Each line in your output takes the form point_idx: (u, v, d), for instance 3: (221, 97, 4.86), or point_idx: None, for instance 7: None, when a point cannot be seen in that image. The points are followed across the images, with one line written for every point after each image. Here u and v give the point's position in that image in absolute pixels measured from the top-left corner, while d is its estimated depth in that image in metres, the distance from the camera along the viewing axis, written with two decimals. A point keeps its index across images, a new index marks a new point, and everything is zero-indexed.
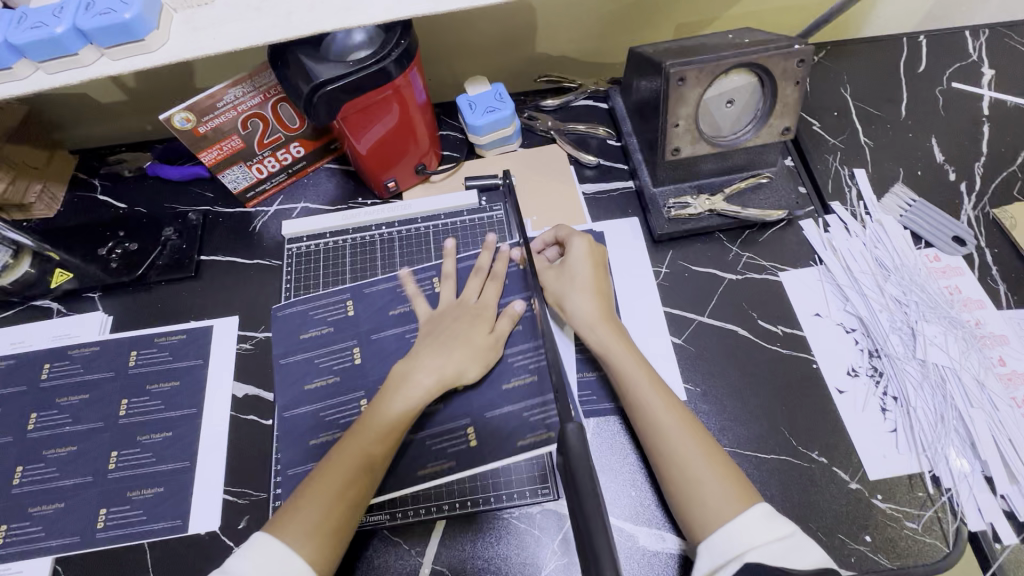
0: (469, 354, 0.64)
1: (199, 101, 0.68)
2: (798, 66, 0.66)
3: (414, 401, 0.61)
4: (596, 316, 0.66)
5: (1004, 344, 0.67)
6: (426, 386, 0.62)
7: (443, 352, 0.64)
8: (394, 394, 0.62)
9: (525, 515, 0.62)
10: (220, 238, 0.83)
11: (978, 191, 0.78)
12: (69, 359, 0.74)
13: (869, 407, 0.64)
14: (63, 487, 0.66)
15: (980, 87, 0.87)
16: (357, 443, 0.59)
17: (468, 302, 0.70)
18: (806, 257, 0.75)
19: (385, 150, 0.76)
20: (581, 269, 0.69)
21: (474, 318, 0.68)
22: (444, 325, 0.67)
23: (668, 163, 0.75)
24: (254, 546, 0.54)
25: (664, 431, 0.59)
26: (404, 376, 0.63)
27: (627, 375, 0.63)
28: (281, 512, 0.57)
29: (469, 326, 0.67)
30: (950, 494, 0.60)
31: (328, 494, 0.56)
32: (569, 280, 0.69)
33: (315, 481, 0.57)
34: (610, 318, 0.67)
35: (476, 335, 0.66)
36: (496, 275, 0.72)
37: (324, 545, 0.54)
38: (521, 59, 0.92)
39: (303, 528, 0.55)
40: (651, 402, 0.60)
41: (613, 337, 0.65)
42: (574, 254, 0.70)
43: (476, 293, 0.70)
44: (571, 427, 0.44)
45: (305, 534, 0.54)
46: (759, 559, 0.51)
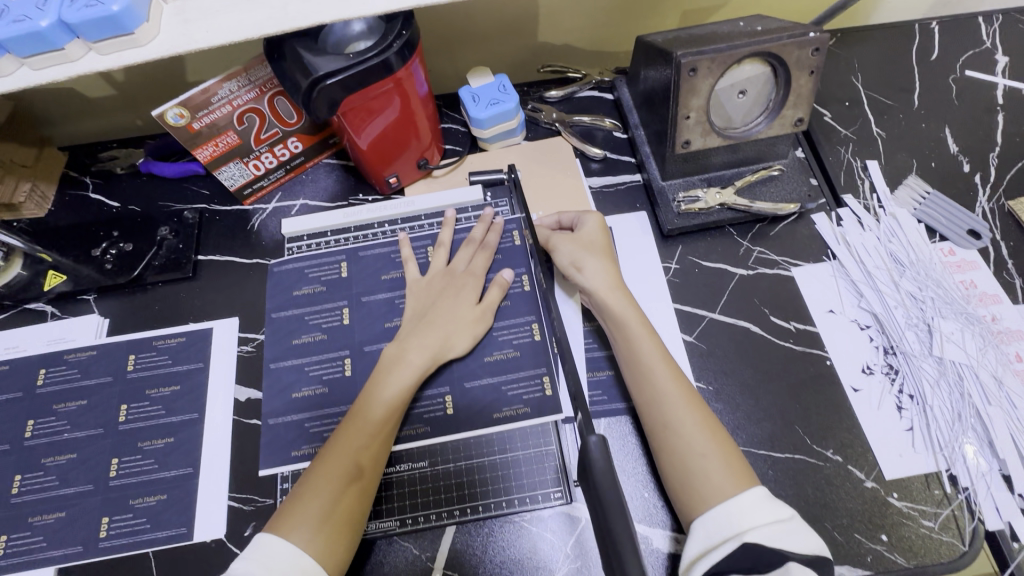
0: (457, 328, 0.66)
1: (193, 96, 0.66)
2: (813, 55, 0.64)
3: (406, 380, 0.62)
4: (612, 284, 0.66)
5: (1020, 340, 0.66)
6: (416, 364, 0.63)
7: (432, 331, 0.65)
8: (387, 378, 0.62)
9: (538, 519, 0.61)
10: (217, 236, 0.80)
11: (993, 183, 0.77)
12: (65, 364, 0.72)
13: (884, 405, 0.63)
14: (63, 496, 0.64)
15: (994, 75, 0.85)
16: (354, 427, 0.59)
17: (455, 272, 0.70)
18: (819, 252, 0.73)
19: (387, 144, 0.74)
20: (598, 237, 0.70)
21: (462, 284, 0.69)
22: (434, 298, 0.68)
23: (678, 156, 0.73)
24: (257, 548, 0.53)
25: (672, 406, 0.58)
26: (396, 358, 0.64)
27: (641, 348, 0.62)
28: (282, 510, 0.56)
29: (457, 298, 0.68)
30: (967, 493, 0.59)
31: (330, 487, 0.56)
32: (585, 246, 0.69)
33: (316, 473, 0.57)
34: (625, 288, 0.66)
35: (463, 308, 0.67)
36: (486, 247, 0.72)
37: (332, 541, 0.54)
38: (524, 49, 0.90)
39: (309, 524, 0.54)
40: (662, 375, 0.60)
41: (630, 305, 0.65)
42: (587, 227, 0.71)
43: (464, 264, 0.71)
44: (593, 439, 0.42)
45: (311, 528, 0.54)
46: (756, 540, 0.50)
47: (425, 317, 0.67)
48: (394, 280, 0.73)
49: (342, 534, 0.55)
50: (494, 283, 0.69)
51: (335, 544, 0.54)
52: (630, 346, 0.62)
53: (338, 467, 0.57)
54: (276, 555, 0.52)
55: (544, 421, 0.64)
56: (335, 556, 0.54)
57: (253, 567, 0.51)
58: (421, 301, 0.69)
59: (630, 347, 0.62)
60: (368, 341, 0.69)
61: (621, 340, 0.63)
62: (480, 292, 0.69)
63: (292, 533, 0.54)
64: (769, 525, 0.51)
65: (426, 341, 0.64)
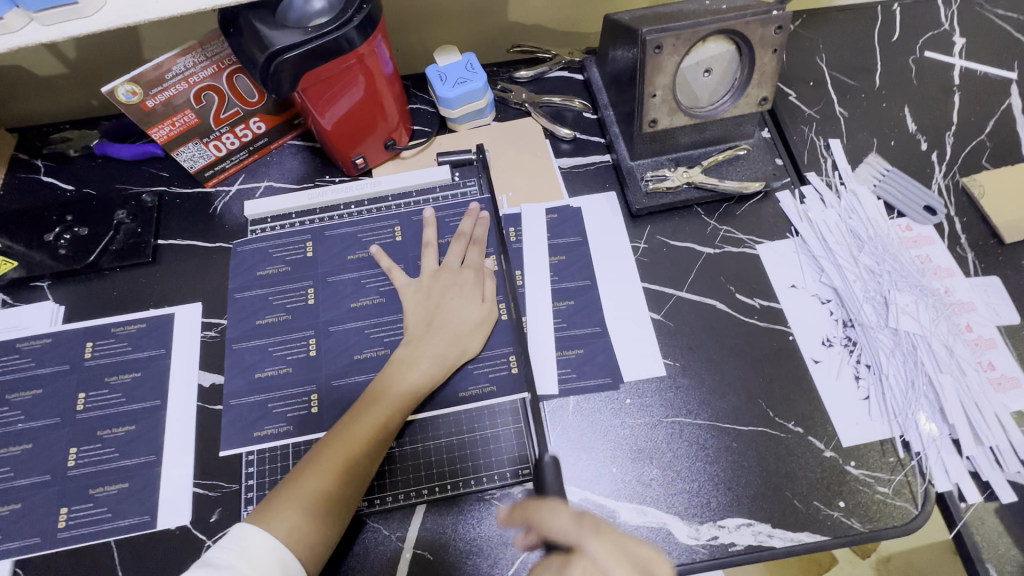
0: (466, 331, 0.66)
1: (145, 72, 0.63)
2: (776, 33, 0.64)
3: (414, 383, 0.62)
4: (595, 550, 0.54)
5: (971, 311, 0.68)
6: (426, 372, 0.63)
7: (447, 329, 0.65)
8: (401, 372, 0.62)
9: (507, 496, 0.61)
10: (178, 220, 0.78)
11: (949, 161, 0.79)
12: (19, 353, 0.69)
13: (843, 376, 0.65)
14: (19, 488, 0.62)
15: (952, 56, 0.88)
16: (360, 426, 0.59)
17: (452, 268, 0.69)
18: (783, 230, 0.74)
19: (353, 123, 0.72)
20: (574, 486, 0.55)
21: (463, 281, 0.68)
22: (436, 301, 0.67)
23: (646, 135, 0.73)
24: (237, 538, 0.53)
25: None
26: (406, 361, 0.63)
27: None
28: (269, 497, 0.56)
29: (462, 298, 0.67)
30: (919, 458, 0.61)
31: (321, 474, 0.56)
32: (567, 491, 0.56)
33: (314, 458, 0.58)
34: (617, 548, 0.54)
35: (469, 307, 0.67)
36: (476, 241, 0.72)
37: (311, 532, 0.54)
38: (493, 28, 0.88)
39: (293, 512, 0.54)
40: None
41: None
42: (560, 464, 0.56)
43: (458, 259, 0.70)
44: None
45: (292, 520, 0.54)
46: None
47: (432, 323, 0.66)
48: (360, 262, 0.72)
49: (323, 520, 0.55)
50: (486, 275, 0.70)
51: (314, 533, 0.54)
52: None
53: (335, 458, 0.57)
54: (259, 549, 0.52)
55: (514, 400, 0.65)
56: (318, 547, 0.54)
57: (235, 558, 0.51)
58: (424, 306, 0.67)
59: None
60: (334, 320, 0.69)
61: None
62: (481, 287, 0.69)
63: (275, 521, 0.54)
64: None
65: (435, 347, 0.64)
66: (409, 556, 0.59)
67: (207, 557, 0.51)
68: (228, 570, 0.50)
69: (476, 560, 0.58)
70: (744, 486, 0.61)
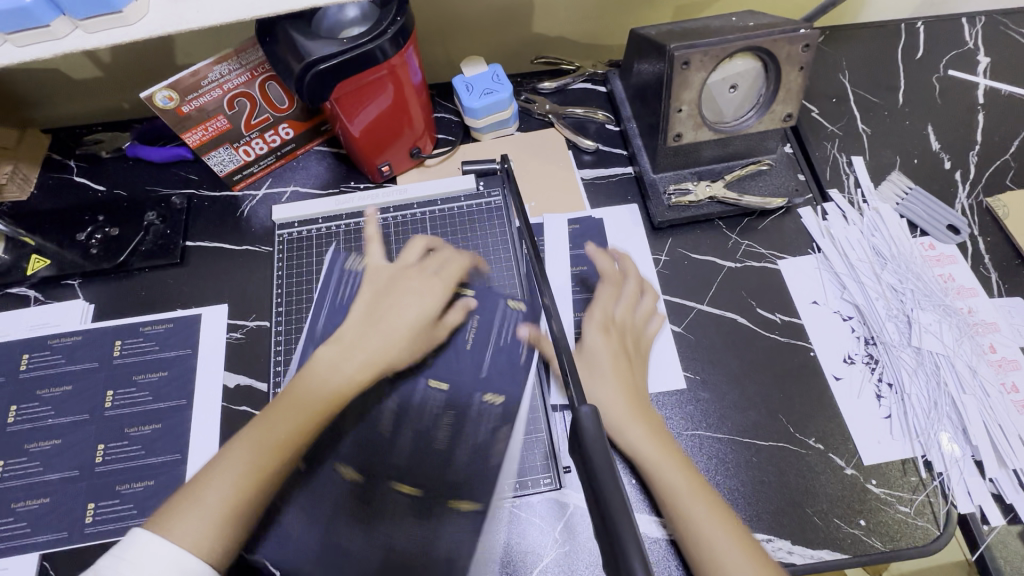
0: (401, 334, 0.66)
1: (183, 78, 0.65)
2: (803, 51, 0.65)
3: (340, 380, 0.61)
4: (626, 411, 0.59)
5: (995, 332, 0.68)
6: (354, 373, 0.62)
7: (386, 328, 0.65)
8: (330, 363, 0.62)
9: (527, 504, 0.62)
10: (206, 223, 0.80)
11: (973, 180, 0.79)
12: (49, 349, 0.71)
13: (864, 394, 0.65)
14: (47, 482, 0.63)
15: (976, 75, 0.88)
16: (286, 416, 0.57)
17: (412, 269, 0.70)
18: (805, 245, 0.75)
19: (381, 131, 0.74)
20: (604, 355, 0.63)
21: (419, 286, 0.69)
22: (385, 298, 0.67)
23: (670, 150, 0.74)
24: (131, 546, 0.46)
25: (684, 508, 0.53)
26: (330, 364, 0.62)
27: (664, 474, 0.56)
28: (170, 503, 0.50)
29: (408, 303, 0.67)
30: (941, 478, 0.61)
31: (240, 468, 0.53)
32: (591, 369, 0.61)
33: (234, 455, 0.54)
34: (643, 415, 0.60)
35: (416, 311, 0.67)
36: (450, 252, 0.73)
37: (219, 531, 0.49)
38: (519, 39, 0.90)
39: (202, 512, 0.49)
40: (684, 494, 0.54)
41: (646, 440, 0.58)
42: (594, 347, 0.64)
43: (429, 266, 0.71)
44: (585, 411, 0.37)
45: (200, 519, 0.49)
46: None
47: (376, 316, 0.66)
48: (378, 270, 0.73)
49: (234, 519, 0.50)
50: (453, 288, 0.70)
51: (223, 533, 0.49)
52: (708, 552, 0.50)
53: (257, 452, 0.54)
54: (157, 551, 0.46)
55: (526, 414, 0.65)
56: (226, 548, 0.49)
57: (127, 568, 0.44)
58: (372, 300, 0.67)
59: (650, 471, 0.56)
60: None
61: (694, 552, 0.52)
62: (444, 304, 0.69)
63: (178, 524, 0.48)
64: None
65: (365, 345, 0.64)
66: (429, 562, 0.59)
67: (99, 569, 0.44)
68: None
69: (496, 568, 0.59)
70: (763, 502, 0.61)
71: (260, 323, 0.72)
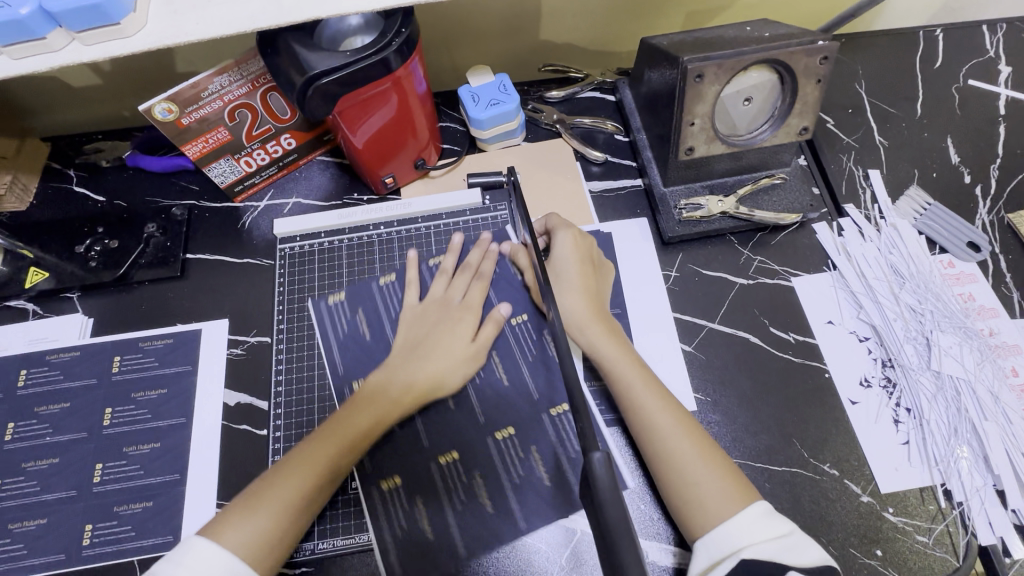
0: (448, 367, 0.63)
1: (182, 91, 0.63)
2: (821, 63, 0.63)
3: (382, 407, 0.60)
4: (588, 315, 0.64)
5: (1017, 354, 0.65)
6: (395, 398, 0.61)
7: (428, 360, 0.63)
8: (370, 396, 0.61)
9: (532, 530, 0.59)
10: (207, 235, 0.78)
11: (993, 195, 0.76)
12: (48, 365, 0.69)
13: (882, 419, 0.63)
14: (44, 502, 0.62)
15: (997, 85, 0.85)
16: (328, 446, 0.57)
17: (452, 303, 0.68)
18: (819, 262, 0.73)
19: (384, 142, 0.72)
20: (569, 263, 0.67)
21: (458, 317, 0.67)
22: (429, 330, 0.66)
23: (681, 163, 0.72)
24: (187, 550, 0.50)
25: (652, 425, 0.58)
26: (375, 390, 0.62)
27: (625, 379, 0.61)
28: (223, 513, 0.54)
29: (453, 333, 0.66)
30: (961, 508, 0.59)
31: (288, 492, 0.55)
32: (556, 278, 0.66)
33: (281, 475, 0.56)
34: (601, 316, 0.64)
35: (458, 344, 0.65)
36: (481, 275, 0.70)
37: (269, 544, 0.53)
38: (526, 46, 0.88)
39: (253, 525, 0.52)
40: (649, 406, 0.59)
41: (607, 339, 0.63)
42: (558, 251, 0.68)
43: (460, 294, 0.69)
44: (596, 455, 0.35)
45: (254, 536, 0.52)
46: (755, 556, 0.50)
47: (418, 348, 0.65)
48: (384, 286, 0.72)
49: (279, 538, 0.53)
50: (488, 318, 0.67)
51: (270, 552, 0.52)
52: (661, 447, 0.57)
53: (302, 477, 0.56)
54: (209, 558, 0.50)
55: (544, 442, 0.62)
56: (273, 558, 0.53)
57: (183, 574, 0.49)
58: (416, 330, 0.67)
59: (615, 379, 0.61)
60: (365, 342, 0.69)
61: (647, 446, 0.58)
62: (477, 327, 0.67)
63: (229, 534, 0.52)
64: (767, 542, 0.51)
65: (410, 373, 0.63)
66: None
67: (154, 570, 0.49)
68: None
69: None
70: None
71: (261, 339, 0.71)
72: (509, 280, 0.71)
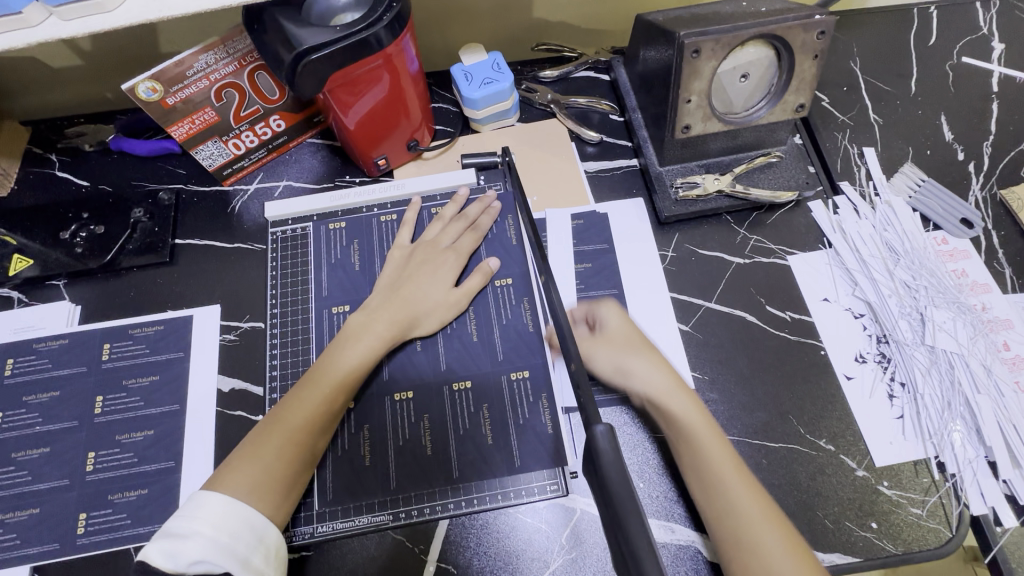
0: (428, 306, 0.64)
1: (167, 69, 0.62)
2: (818, 38, 0.62)
3: (368, 345, 0.61)
4: (669, 384, 0.60)
5: (1009, 329, 0.66)
6: (381, 335, 0.61)
7: (409, 301, 0.64)
8: (351, 340, 0.61)
9: (532, 510, 0.59)
10: (196, 219, 0.76)
11: (986, 172, 0.77)
12: (35, 353, 0.68)
13: (876, 394, 0.64)
14: (37, 492, 0.61)
15: (990, 62, 0.85)
16: (316, 389, 0.58)
17: (439, 246, 0.69)
18: (815, 240, 0.73)
19: (376, 124, 0.71)
20: (628, 332, 0.64)
21: (441, 260, 0.67)
22: (411, 271, 0.67)
23: (677, 142, 0.71)
24: (200, 505, 0.50)
25: (733, 502, 0.53)
26: (359, 328, 0.62)
27: (706, 449, 0.56)
28: (223, 464, 0.55)
29: (433, 275, 0.66)
30: (954, 480, 0.60)
31: (283, 435, 0.55)
32: (623, 346, 0.63)
33: (274, 420, 0.56)
34: (683, 384, 0.61)
35: (439, 287, 0.65)
36: (476, 228, 0.71)
37: (271, 489, 0.53)
38: (519, 25, 0.86)
39: (254, 470, 0.53)
40: (733, 481, 0.54)
41: (693, 408, 0.59)
42: (610, 321, 0.64)
43: (449, 238, 0.69)
44: (599, 428, 0.35)
45: (253, 481, 0.53)
46: None
47: (399, 288, 0.65)
48: (376, 248, 0.72)
49: (277, 481, 0.54)
50: (478, 270, 0.67)
51: (270, 495, 0.53)
52: (738, 534, 0.52)
53: (294, 420, 0.56)
54: (224, 510, 0.50)
55: (537, 394, 0.62)
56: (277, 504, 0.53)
57: (201, 526, 0.49)
58: (398, 272, 0.67)
59: (696, 452, 0.56)
60: None
61: (721, 529, 0.53)
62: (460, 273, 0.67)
63: (234, 483, 0.52)
64: None
65: (392, 311, 0.63)
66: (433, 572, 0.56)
67: (171, 527, 0.49)
68: (194, 537, 0.48)
69: None
70: None
71: (253, 324, 0.70)
72: (503, 241, 0.71)
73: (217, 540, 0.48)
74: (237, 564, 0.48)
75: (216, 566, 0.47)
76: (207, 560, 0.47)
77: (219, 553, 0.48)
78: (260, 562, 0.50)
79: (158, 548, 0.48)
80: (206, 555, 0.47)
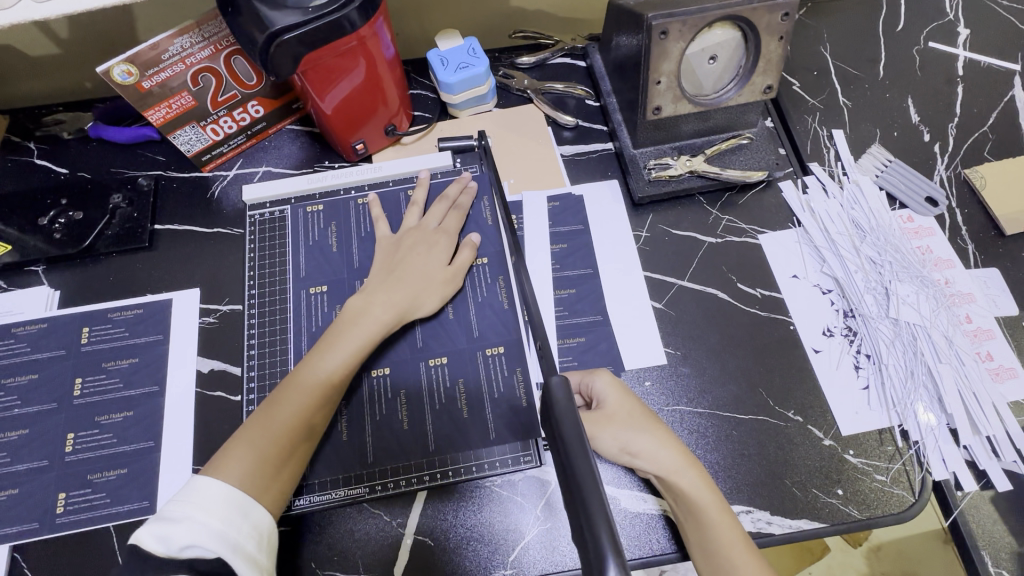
0: (426, 288, 0.65)
1: (141, 52, 0.62)
2: (782, 20, 0.64)
3: (370, 329, 0.61)
4: (679, 460, 0.57)
5: (970, 302, 0.68)
6: (381, 319, 0.62)
7: (407, 284, 0.64)
8: (350, 325, 0.61)
9: (507, 483, 0.60)
10: (175, 205, 0.77)
11: (951, 152, 0.79)
12: (13, 338, 0.68)
13: (843, 366, 0.66)
14: (16, 473, 0.62)
15: (956, 47, 0.87)
16: (316, 373, 0.58)
17: (426, 228, 0.69)
18: (785, 219, 0.74)
19: (353, 109, 0.71)
20: (630, 407, 0.58)
21: (433, 241, 0.68)
22: (403, 254, 0.67)
23: (649, 123, 0.73)
24: (195, 490, 0.50)
25: None
26: (359, 311, 0.62)
27: (718, 532, 0.54)
28: (223, 448, 0.55)
29: (427, 256, 0.67)
30: (917, 447, 0.62)
31: (284, 419, 0.56)
32: (628, 422, 0.58)
33: (274, 405, 0.56)
34: (692, 458, 0.57)
35: (436, 269, 0.66)
36: (458, 207, 0.72)
37: (272, 473, 0.54)
38: (496, 12, 0.87)
39: (255, 455, 0.53)
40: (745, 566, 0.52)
41: (704, 485, 0.56)
42: (610, 397, 0.59)
43: (436, 221, 0.70)
44: (556, 379, 0.39)
45: (255, 466, 0.53)
46: None
47: (396, 272, 0.65)
48: (355, 230, 0.73)
49: (278, 465, 0.54)
50: (461, 244, 0.69)
51: (270, 478, 0.53)
52: None
53: (296, 404, 0.56)
54: (216, 495, 0.50)
55: (512, 369, 0.63)
56: (278, 488, 0.54)
57: (193, 509, 0.48)
58: (391, 256, 0.67)
59: (705, 533, 0.54)
60: (335, 301, 0.69)
61: None
62: (451, 252, 0.68)
63: (234, 467, 0.52)
64: None
65: (391, 296, 0.63)
66: (409, 542, 0.58)
67: (163, 512, 0.48)
68: (186, 521, 0.47)
69: (477, 546, 0.57)
70: (744, 474, 0.61)
71: (233, 307, 0.70)
72: (479, 222, 0.72)
73: (210, 525, 0.47)
74: (228, 550, 0.47)
75: (207, 551, 0.46)
76: (198, 545, 0.46)
77: (211, 538, 0.47)
78: (253, 549, 0.49)
79: (150, 532, 0.47)
80: (197, 540, 0.46)
